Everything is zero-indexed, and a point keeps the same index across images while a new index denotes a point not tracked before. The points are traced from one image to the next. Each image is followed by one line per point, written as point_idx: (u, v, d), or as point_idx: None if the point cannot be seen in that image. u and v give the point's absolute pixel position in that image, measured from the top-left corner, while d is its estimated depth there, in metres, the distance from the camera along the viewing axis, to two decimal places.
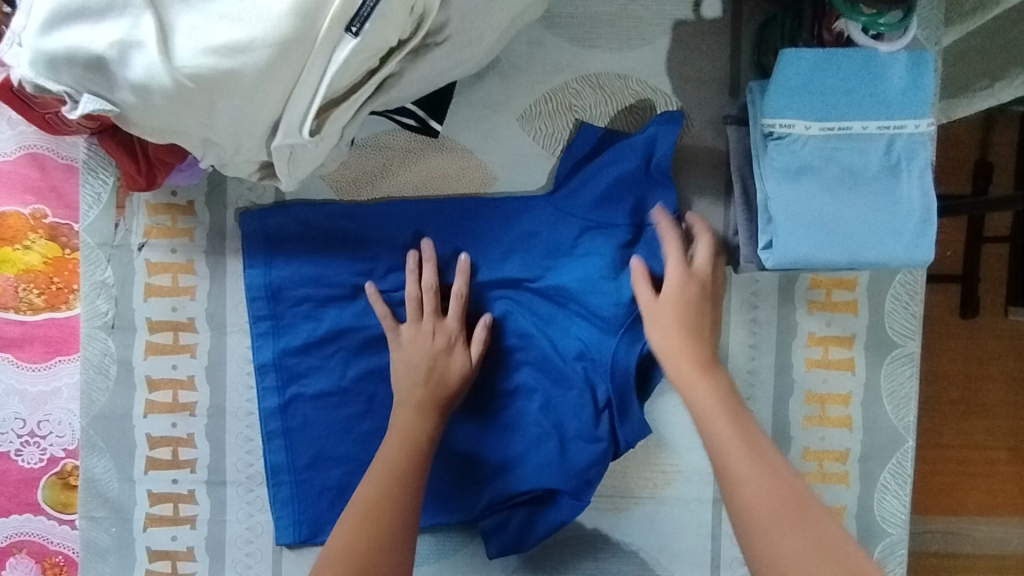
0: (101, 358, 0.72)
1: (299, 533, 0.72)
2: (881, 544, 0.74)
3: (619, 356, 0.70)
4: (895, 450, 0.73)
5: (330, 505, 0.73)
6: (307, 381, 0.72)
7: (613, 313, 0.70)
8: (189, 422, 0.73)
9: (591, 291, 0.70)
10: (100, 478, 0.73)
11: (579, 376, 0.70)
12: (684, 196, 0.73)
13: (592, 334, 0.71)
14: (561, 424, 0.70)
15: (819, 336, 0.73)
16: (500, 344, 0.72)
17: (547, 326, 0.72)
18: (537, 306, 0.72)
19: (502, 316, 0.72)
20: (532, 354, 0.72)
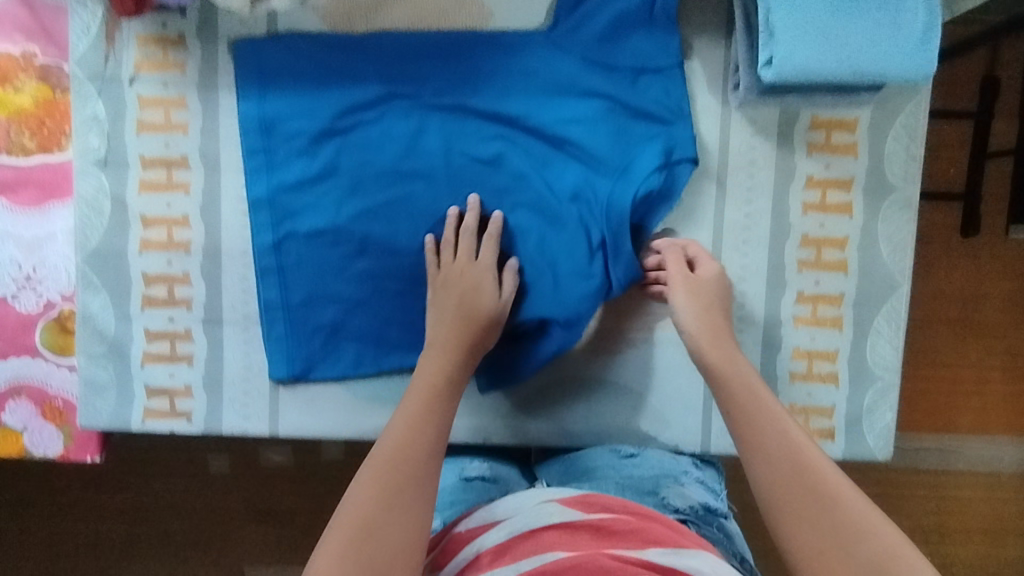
0: (94, 195, 0.72)
1: (292, 368, 0.73)
2: (872, 389, 0.75)
3: (616, 196, 0.69)
4: (890, 294, 0.73)
5: (324, 343, 0.74)
6: (301, 218, 0.72)
7: (609, 156, 0.70)
8: (184, 260, 0.73)
9: (589, 131, 0.70)
10: (97, 316, 0.73)
11: (574, 215, 0.70)
12: (685, 35, 0.72)
13: (588, 175, 0.70)
14: (556, 262, 0.70)
15: (818, 179, 0.72)
16: (495, 185, 0.71)
17: (543, 167, 0.71)
18: (532, 147, 0.71)
19: (497, 156, 0.71)
20: (527, 195, 0.71)
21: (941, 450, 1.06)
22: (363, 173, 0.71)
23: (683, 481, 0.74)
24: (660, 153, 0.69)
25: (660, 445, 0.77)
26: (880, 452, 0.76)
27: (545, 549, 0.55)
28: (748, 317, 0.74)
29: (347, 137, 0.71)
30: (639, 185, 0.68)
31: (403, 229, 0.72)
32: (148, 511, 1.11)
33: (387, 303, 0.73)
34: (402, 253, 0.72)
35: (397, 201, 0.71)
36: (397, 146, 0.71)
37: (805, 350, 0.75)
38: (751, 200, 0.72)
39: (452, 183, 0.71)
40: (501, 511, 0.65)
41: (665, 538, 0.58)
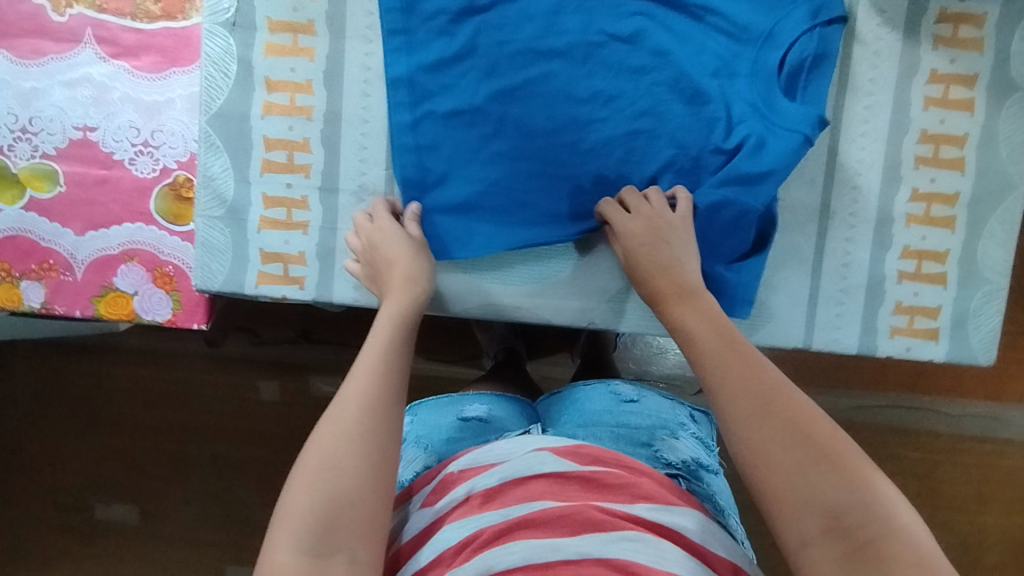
0: (222, 56, 0.73)
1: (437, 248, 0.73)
2: (980, 292, 0.75)
3: (760, 62, 0.70)
4: (1006, 196, 0.73)
5: (463, 223, 0.73)
6: (438, 98, 0.72)
7: (753, 23, 0.70)
8: (305, 126, 0.74)
9: (730, 1, 0.71)
10: (217, 178, 0.74)
11: (717, 92, 0.70)
12: None
13: (730, 49, 0.71)
14: (705, 139, 0.70)
15: (942, 73, 0.72)
16: (632, 63, 0.71)
17: (685, 36, 0.71)
18: (673, 23, 0.72)
19: (636, 33, 0.71)
20: (666, 73, 0.71)
21: (987, 416, 1.07)
22: (499, 54, 0.71)
23: (678, 435, 0.75)
24: (807, 15, 0.69)
25: (657, 393, 0.80)
26: (983, 357, 0.75)
27: (535, 499, 0.55)
28: (861, 213, 0.74)
29: (485, 16, 0.71)
30: (787, 46, 0.70)
31: (535, 109, 0.71)
32: (210, 422, 1.13)
33: (520, 185, 0.72)
34: (534, 133, 0.71)
35: (535, 81, 0.71)
36: (535, 25, 0.71)
37: (915, 249, 0.74)
38: (869, 92, 0.73)
39: (588, 61, 0.71)
40: (493, 453, 0.62)
41: (655, 493, 0.57)
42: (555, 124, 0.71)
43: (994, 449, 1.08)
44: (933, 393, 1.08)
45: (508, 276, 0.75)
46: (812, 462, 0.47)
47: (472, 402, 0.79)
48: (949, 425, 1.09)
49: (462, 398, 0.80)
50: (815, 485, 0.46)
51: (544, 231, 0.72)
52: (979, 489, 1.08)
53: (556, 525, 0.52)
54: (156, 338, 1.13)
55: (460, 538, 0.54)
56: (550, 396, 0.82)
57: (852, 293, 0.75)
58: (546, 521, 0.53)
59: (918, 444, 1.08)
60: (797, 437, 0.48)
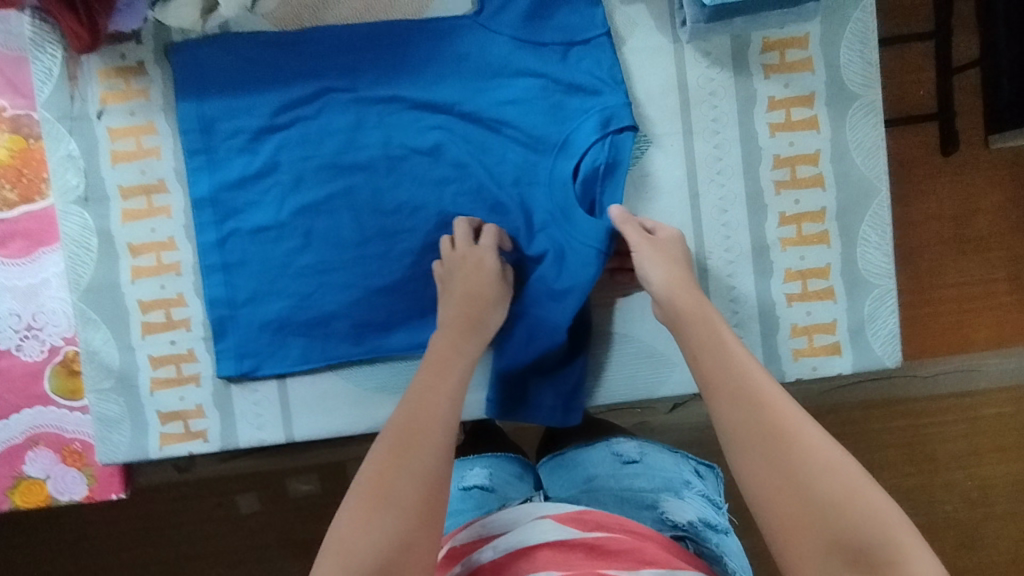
0: (81, 232, 0.73)
1: (240, 365, 0.74)
2: (870, 299, 0.75)
3: (558, 166, 0.72)
4: (871, 201, 0.74)
5: (269, 339, 0.74)
6: (244, 216, 0.73)
7: (546, 133, 0.72)
8: (177, 282, 0.74)
9: (527, 109, 0.73)
10: (100, 350, 0.74)
11: (516, 200, 0.73)
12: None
13: (525, 156, 0.73)
14: None
15: (779, 99, 0.73)
16: (435, 175, 0.73)
17: (490, 151, 0.73)
18: (471, 134, 0.73)
19: (436, 146, 0.73)
20: (470, 184, 0.74)
21: (961, 370, 1.05)
22: (304, 170, 0.73)
23: (683, 494, 0.73)
24: (596, 125, 0.70)
25: (660, 450, 0.79)
26: (889, 359, 0.75)
27: (540, 572, 0.53)
28: (736, 246, 0.74)
29: (287, 133, 0.72)
30: (580, 157, 0.71)
31: (343, 220, 0.73)
32: (178, 564, 1.07)
33: (328, 300, 0.74)
34: (344, 246, 0.74)
35: (338, 195, 0.73)
36: (337, 141, 0.72)
37: (796, 270, 0.75)
38: (713, 133, 0.74)
39: (393, 173, 0.73)
40: (502, 524, 0.63)
41: (660, 559, 0.54)
42: (365, 236, 0.74)
43: (975, 398, 1.06)
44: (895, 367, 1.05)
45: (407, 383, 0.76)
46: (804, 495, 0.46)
47: (472, 467, 0.78)
48: (928, 388, 1.06)
49: (465, 464, 0.79)
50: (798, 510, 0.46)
51: (367, 338, 0.75)
52: (969, 443, 1.07)
53: None
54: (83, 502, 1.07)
55: None
56: (552, 459, 0.81)
57: (747, 323, 0.75)
58: None
59: (900, 412, 1.06)
60: (763, 428, 0.50)
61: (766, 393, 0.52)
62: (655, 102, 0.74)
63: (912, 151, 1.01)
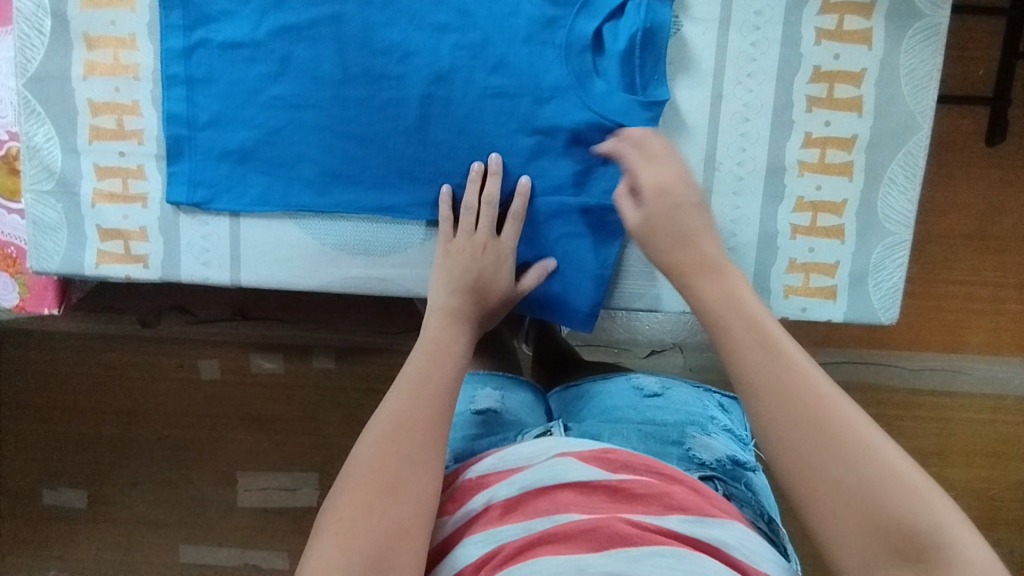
0: (34, 12, 0.66)
1: (193, 194, 0.68)
2: (881, 245, 0.68)
3: (578, 25, 0.65)
4: (908, 138, 0.66)
5: (229, 172, 0.68)
6: (216, 27, 0.65)
7: None
8: (133, 87, 0.67)
9: None
10: (43, 149, 0.68)
11: (524, 58, 0.66)
12: None
13: (542, 9, 0.65)
14: (483, 116, 0.67)
15: (835, 2, 0.64)
16: (436, 20, 0.66)
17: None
18: None
19: None
20: (473, 35, 0.66)
21: (947, 369, 1.00)
22: None
23: (709, 429, 0.68)
24: None
25: (683, 385, 0.74)
26: (885, 316, 0.70)
27: (559, 510, 0.49)
28: (749, 163, 0.68)
29: None
30: (603, 18, 0.65)
31: (326, 52, 0.66)
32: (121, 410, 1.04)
33: (299, 140, 0.67)
34: (323, 82, 0.67)
35: (325, 22, 0.66)
36: None
37: (809, 201, 0.68)
38: (751, 28, 0.65)
39: (389, 9, 0.66)
40: (517, 457, 0.56)
41: (689, 504, 0.50)
42: (348, 74, 0.67)
43: (952, 402, 1.02)
44: (887, 346, 1.00)
45: (370, 245, 0.70)
46: (856, 480, 0.36)
47: (486, 389, 0.73)
48: (912, 380, 1.02)
49: (477, 383, 0.74)
50: (854, 504, 0.36)
51: (334, 189, 0.68)
52: (936, 442, 1.03)
53: (581, 540, 0.46)
54: (30, 328, 1.04)
55: (477, 555, 0.48)
56: (567, 391, 0.77)
57: (742, 251, 0.69)
58: (570, 535, 0.47)
59: (876, 401, 1.02)
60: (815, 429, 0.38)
61: (822, 389, 0.39)
62: None
63: (954, 133, 0.95)
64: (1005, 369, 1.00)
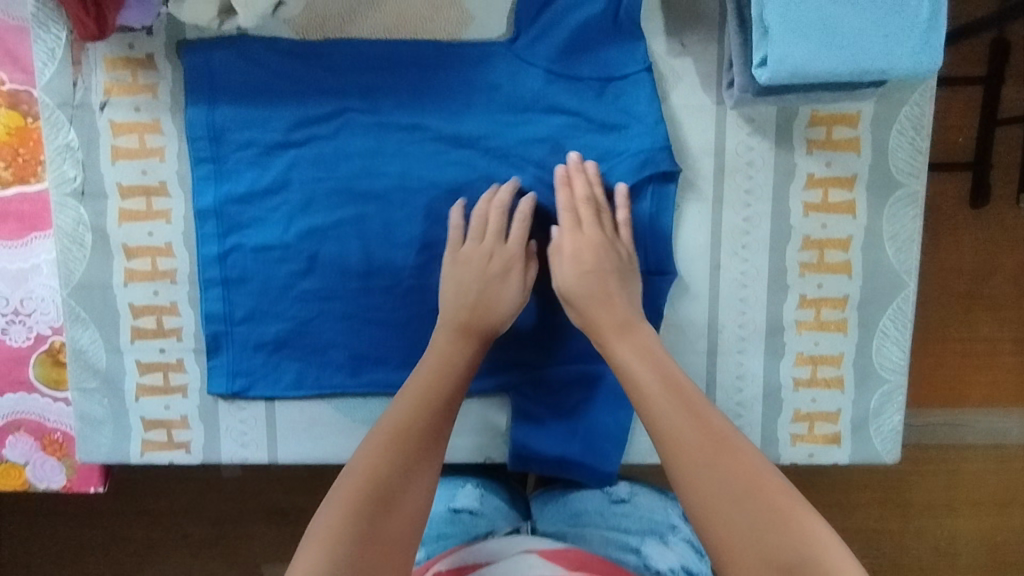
0: (75, 227, 0.70)
1: (232, 384, 0.72)
2: (879, 392, 0.73)
3: None
4: (895, 295, 0.71)
5: (265, 361, 0.72)
6: (248, 232, 0.70)
7: None
8: (171, 290, 0.71)
9: (556, 150, 0.69)
10: (88, 349, 0.72)
11: (537, 243, 0.70)
12: (653, 41, 0.68)
13: (549, 200, 0.70)
14: None
15: (819, 178, 0.69)
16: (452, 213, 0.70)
17: (515, 190, 0.70)
18: (495, 172, 0.70)
19: (456, 183, 0.70)
20: None
21: (948, 423, 1.02)
22: (316, 190, 0.69)
23: (667, 538, 0.74)
24: (630, 173, 0.68)
25: (650, 490, 0.79)
26: (888, 455, 0.74)
27: None
28: (750, 323, 0.72)
29: (302, 151, 0.69)
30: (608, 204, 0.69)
31: (351, 248, 0.70)
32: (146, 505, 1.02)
33: (327, 328, 0.72)
34: (350, 275, 0.71)
35: (348, 222, 0.70)
36: (352, 164, 0.69)
37: (808, 355, 0.72)
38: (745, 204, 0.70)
39: (407, 206, 0.70)
40: (484, 554, 0.66)
41: None
42: (372, 266, 0.71)
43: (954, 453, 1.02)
44: None
45: None
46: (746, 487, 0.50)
47: (464, 485, 0.77)
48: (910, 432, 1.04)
49: (456, 478, 0.78)
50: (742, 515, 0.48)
51: (363, 371, 0.73)
52: (942, 492, 1.03)
53: None
54: None
55: None
56: (544, 492, 0.78)
57: (749, 404, 0.73)
58: None
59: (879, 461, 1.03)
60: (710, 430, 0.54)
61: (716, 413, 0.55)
62: (692, 165, 0.70)
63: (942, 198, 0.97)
64: (1004, 421, 1.01)
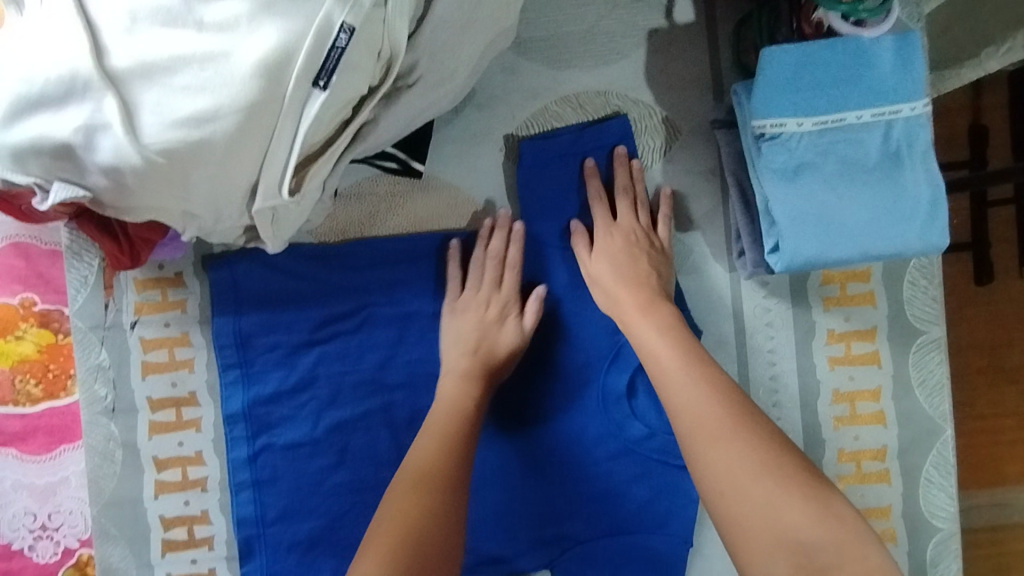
0: (105, 444, 0.70)
1: None
2: (934, 540, 0.71)
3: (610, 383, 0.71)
4: (934, 440, 0.70)
5: (299, 561, 0.70)
6: (278, 432, 0.70)
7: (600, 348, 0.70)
8: (202, 498, 0.71)
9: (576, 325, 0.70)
10: (117, 567, 0.70)
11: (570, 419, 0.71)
12: (660, 216, 0.71)
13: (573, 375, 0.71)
14: (533, 477, 0.71)
15: (840, 332, 0.70)
16: None
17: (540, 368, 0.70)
18: None
19: None
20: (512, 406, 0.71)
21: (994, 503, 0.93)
22: (342, 384, 0.70)
23: None
24: None
25: None
26: None
27: None
28: None
29: (327, 347, 0.70)
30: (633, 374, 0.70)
31: (381, 440, 0.71)
32: None
33: (362, 523, 0.70)
34: (382, 465, 0.71)
35: (376, 413, 0.70)
36: (377, 356, 0.70)
37: (856, 510, 0.70)
38: (770, 362, 0.70)
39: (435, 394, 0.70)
40: None
41: None
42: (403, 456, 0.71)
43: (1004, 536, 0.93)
44: None
45: None
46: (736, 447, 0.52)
47: None
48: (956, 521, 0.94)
49: None
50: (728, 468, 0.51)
51: None
52: None
53: None
54: None
55: None
56: None
57: None
58: None
59: None
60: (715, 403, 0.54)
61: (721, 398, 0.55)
62: (714, 329, 0.70)
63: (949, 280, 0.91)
64: None
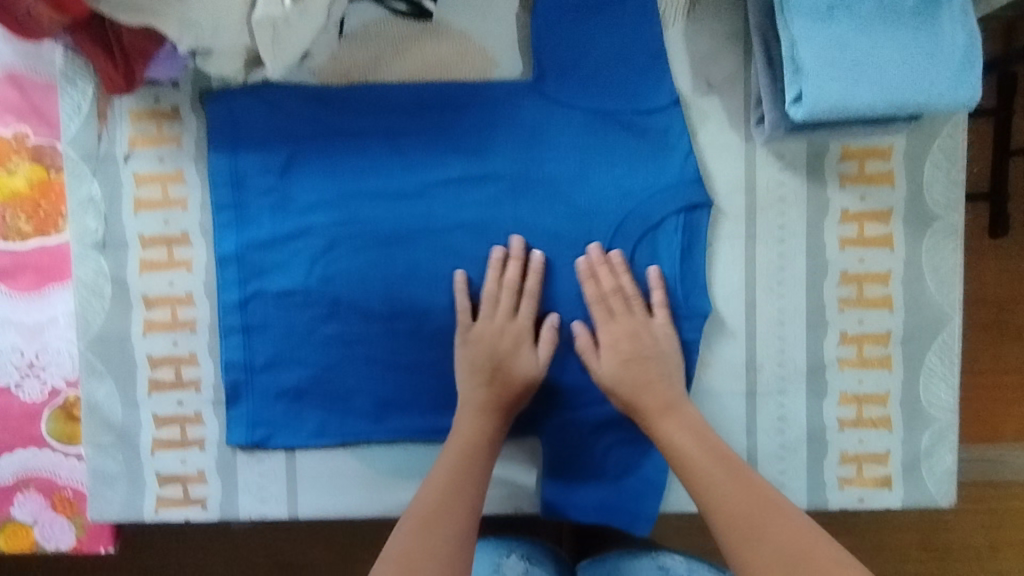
0: (94, 279, 0.69)
1: (252, 434, 0.70)
2: (929, 432, 0.69)
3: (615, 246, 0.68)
4: (940, 329, 0.68)
5: (285, 409, 0.70)
6: (270, 278, 0.69)
7: (606, 208, 0.67)
8: (190, 340, 0.70)
9: (584, 185, 0.68)
10: (103, 404, 0.70)
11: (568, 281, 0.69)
12: (678, 80, 0.68)
13: (576, 238, 0.68)
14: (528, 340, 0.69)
15: (854, 212, 0.68)
16: (478, 254, 0.69)
17: (544, 230, 0.68)
18: (520, 212, 0.68)
19: (481, 224, 0.68)
20: (511, 265, 0.68)
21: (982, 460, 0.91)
22: (337, 233, 0.68)
23: None
24: (667, 206, 0.67)
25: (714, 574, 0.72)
26: (943, 499, 0.70)
27: None
28: (790, 363, 0.69)
29: (325, 193, 0.68)
30: (638, 240, 0.68)
31: (376, 295, 0.69)
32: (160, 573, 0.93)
33: (352, 374, 0.69)
34: (373, 319, 0.69)
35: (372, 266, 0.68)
36: (376, 206, 0.68)
37: (853, 394, 0.69)
38: (779, 239, 0.68)
39: (433, 248, 0.68)
40: None
41: None
42: (395, 311, 0.69)
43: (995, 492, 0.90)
44: None
45: (428, 470, 0.71)
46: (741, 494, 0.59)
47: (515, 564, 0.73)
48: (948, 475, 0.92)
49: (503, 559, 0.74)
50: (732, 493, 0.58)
51: (386, 417, 0.70)
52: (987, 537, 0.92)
53: None
54: None
55: None
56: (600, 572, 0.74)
57: (792, 447, 0.69)
58: None
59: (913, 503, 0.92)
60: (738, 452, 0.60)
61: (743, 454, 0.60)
62: (724, 201, 0.68)
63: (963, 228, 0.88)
64: None
